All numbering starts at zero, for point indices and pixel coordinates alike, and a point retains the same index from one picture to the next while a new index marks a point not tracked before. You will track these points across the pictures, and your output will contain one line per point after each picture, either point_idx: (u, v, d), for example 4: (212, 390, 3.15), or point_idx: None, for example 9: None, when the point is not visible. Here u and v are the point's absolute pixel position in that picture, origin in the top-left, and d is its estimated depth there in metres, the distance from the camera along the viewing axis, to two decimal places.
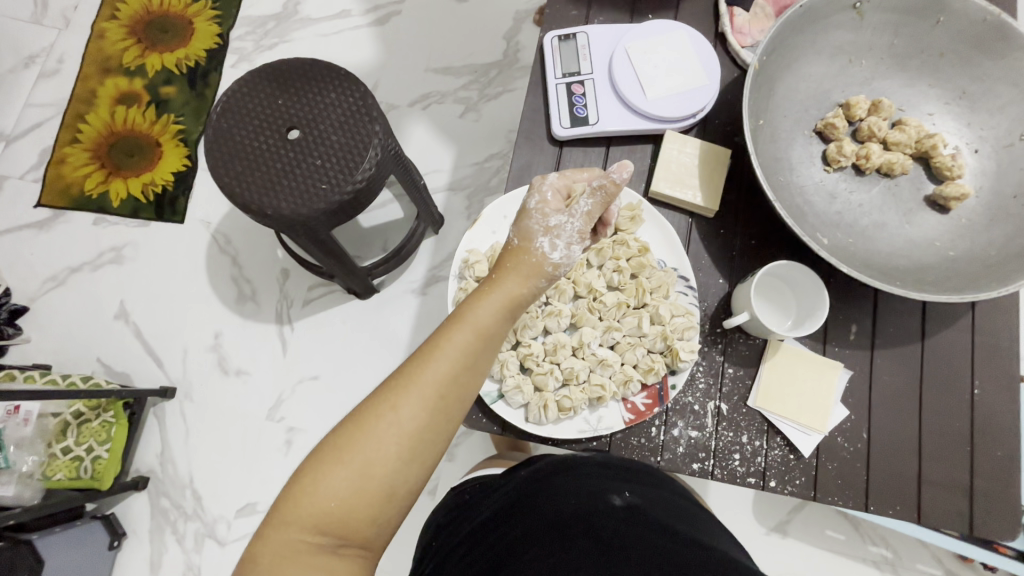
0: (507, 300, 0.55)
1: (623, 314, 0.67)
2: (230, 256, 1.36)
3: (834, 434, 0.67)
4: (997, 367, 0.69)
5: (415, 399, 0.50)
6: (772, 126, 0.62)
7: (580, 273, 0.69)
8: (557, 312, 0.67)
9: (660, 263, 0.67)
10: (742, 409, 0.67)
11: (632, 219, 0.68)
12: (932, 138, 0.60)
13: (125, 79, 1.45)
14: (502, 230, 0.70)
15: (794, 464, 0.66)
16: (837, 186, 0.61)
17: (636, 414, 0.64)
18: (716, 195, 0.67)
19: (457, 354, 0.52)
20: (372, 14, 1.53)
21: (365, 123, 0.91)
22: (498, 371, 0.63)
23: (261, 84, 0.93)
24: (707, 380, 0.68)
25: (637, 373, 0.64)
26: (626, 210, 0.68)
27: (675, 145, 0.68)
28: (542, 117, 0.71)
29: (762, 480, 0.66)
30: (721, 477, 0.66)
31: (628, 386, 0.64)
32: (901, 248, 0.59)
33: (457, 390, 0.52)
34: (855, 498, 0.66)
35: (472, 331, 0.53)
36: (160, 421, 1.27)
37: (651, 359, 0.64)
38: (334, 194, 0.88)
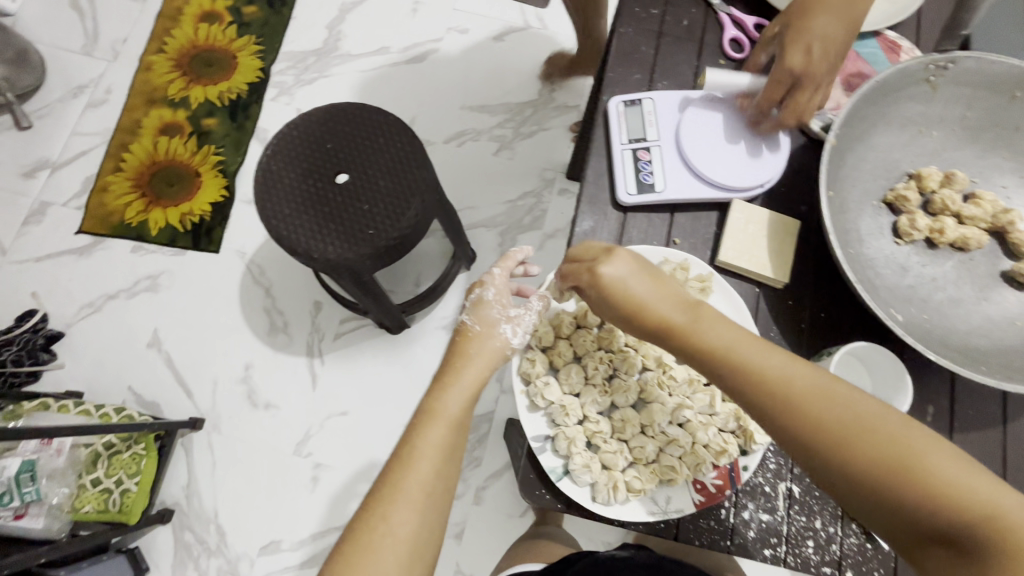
0: (469, 388, 0.63)
1: (692, 390, 0.65)
2: (263, 288, 1.37)
3: None
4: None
5: (404, 504, 0.56)
6: (841, 195, 0.60)
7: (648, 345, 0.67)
8: (624, 387, 0.65)
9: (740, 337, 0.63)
10: (814, 491, 0.64)
11: (703, 289, 0.64)
12: (1009, 213, 0.58)
13: (169, 111, 1.49)
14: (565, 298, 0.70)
15: (871, 555, 0.62)
16: (909, 259, 0.59)
17: (707, 496, 0.59)
18: (785, 267, 0.66)
19: (433, 450, 0.59)
20: (410, 51, 1.56)
21: (413, 170, 0.92)
22: (562, 447, 0.61)
23: (310, 127, 0.94)
24: (778, 460, 0.64)
25: (711, 455, 0.60)
26: (696, 280, 0.64)
27: (743, 214, 0.67)
28: (600, 175, 0.71)
29: (838, 570, 0.62)
30: (794, 565, 0.62)
31: (701, 469, 0.60)
32: (981, 328, 0.56)
33: (440, 483, 0.58)
34: None
35: (443, 425, 0.60)
36: (187, 453, 1.26)
37: (723, 439, 0.61)
38: (381, 240, 0.89)
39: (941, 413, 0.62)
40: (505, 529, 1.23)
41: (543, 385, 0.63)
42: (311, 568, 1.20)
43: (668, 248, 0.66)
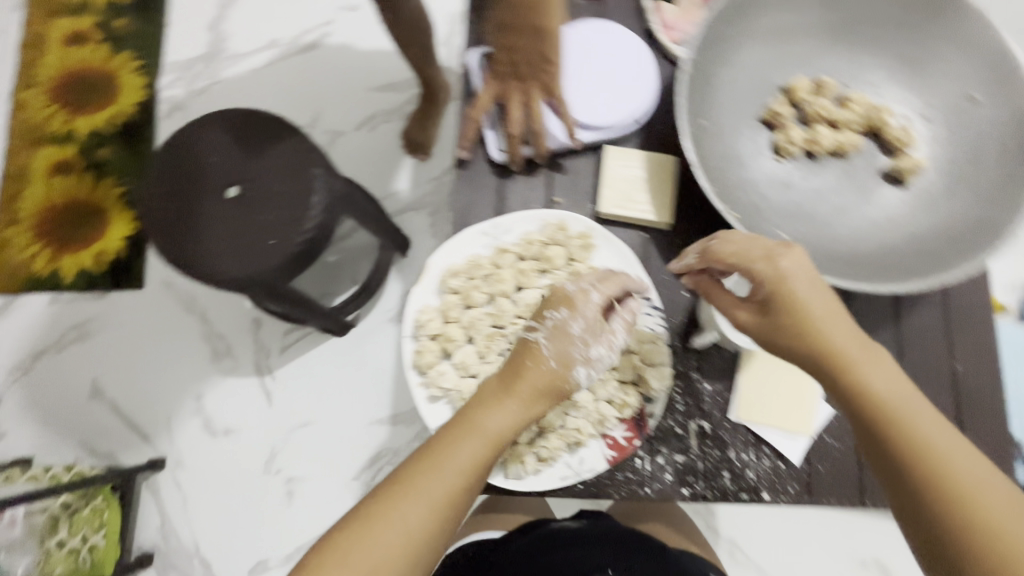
0: (522, 411, 0.63)
1: None
2: (198, 315, 1.33)
3: (823, 436, 0.75)
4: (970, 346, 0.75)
5: (427, 501, 0.57)
6: (721, 123, 0.69)
7: None
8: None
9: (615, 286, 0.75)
10: (726, 427, 0.75)
11: (582, 246, 0.77)
12: (876, 115, 0.68)
13: (57, 149, 1.39)
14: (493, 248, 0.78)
15: (785, 473, 0.74)
16: (783, 181, 0.64)
17: (617, 450, 0.72)
18: (667, 208, 0.76)
19: (470, 461, 0.60)
20: (302, 40, 1.47)
21: (305, 169, 0.87)
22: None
23: (189, 143, 0.88)
24: (685, 402, 0.76)
25: (613, 409, 0.73)
26: (577, 238, 0.77)
27: (619, 163, 0.77)
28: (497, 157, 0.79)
29: (756, 493, 0.74)
30: (716, 498, 0.74)
31: (604, 423, 0.72)
32: (859, 227, 0.67)
33: (467, 491, 0.59)
34: (850, 498, 0.73)
35: (484, 441, 0.61)
36: (155, 494, 1.24)
37: (622, 394, 0.73)
38: (285, 248, 0.84)
39: None
40: None
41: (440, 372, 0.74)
42: None
43: (547, 215, 0.78)
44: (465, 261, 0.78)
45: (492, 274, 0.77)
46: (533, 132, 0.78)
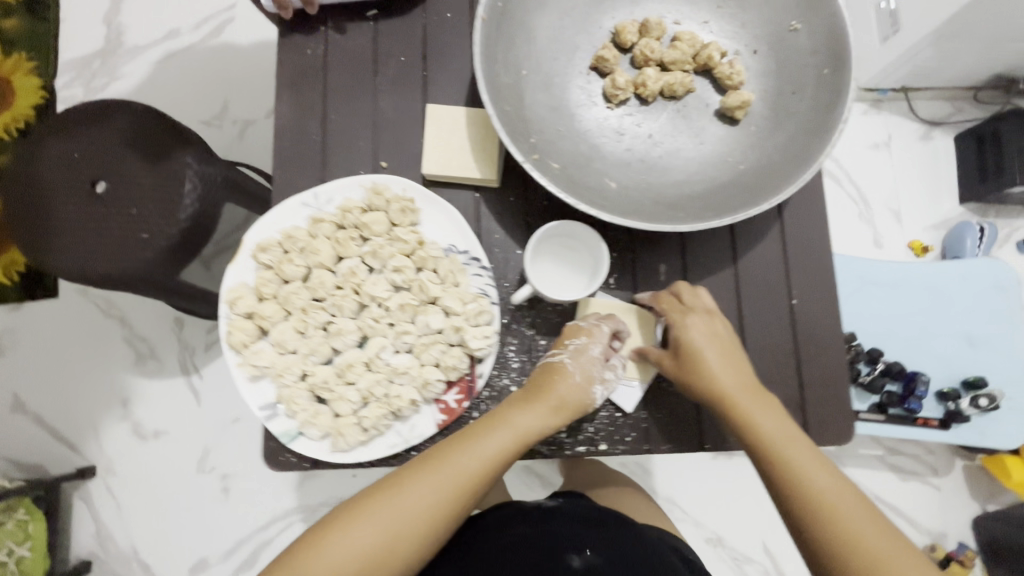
0: (548, 410, 0.56)
1: (411, 314, 0.55)
2: (117, 319, 1.29)
3: (662, 379, 0.64)
4: (812, 266, 0.66)
5: (441, 480, 0.52)
6: (543, 72, 0.56)
7: (358, 279, 0.55)
8: (340, 330, 0.55)
9: (447, 250, 0.56)
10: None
11: (405, 211, 0.56)
12: (706, 49, 0.56)
13: None
14: (310, 204, 0.57)
15: (622, 422, 0.64)
16: (623, 122, 0.57)
17: (448, 413, 0.55)
18: (494, 159, 0.58)
19: (489, 450, 0.54)
20: (203, 28, 1.42)
21: (175, 158, 0.85)
22: (283, 409, 0.53)
23: (51, 140, 0.85)
24: (521, 358, 0.60)
25: (440, 372, 0.54)
26: (395, 203, 0.56)
27: (444, 119, 0.59)
28: (299, 116, 0.60)
29: (593, 446, 0.63)
30: (547, 454, 0.63)
31: (430, 389, 0.54)
32: (715, 142, 0.56)
33: (484, 488, 0.54)
34: (688, 441, 0.64)
35: (508, 432, 0.54)
36: (88, 503, 1.23)
37: (449, 355, 0.54)
38: (161, 241, 0.82)
39: (671, 268, 0.65)
40: None
41: (252, 353, 0.55)
42: (245, 572, 1.21)
43: (368, 177, 0.57)
44: (276, 231, 0.57)
45: (305, 243, 0.56)
46: None
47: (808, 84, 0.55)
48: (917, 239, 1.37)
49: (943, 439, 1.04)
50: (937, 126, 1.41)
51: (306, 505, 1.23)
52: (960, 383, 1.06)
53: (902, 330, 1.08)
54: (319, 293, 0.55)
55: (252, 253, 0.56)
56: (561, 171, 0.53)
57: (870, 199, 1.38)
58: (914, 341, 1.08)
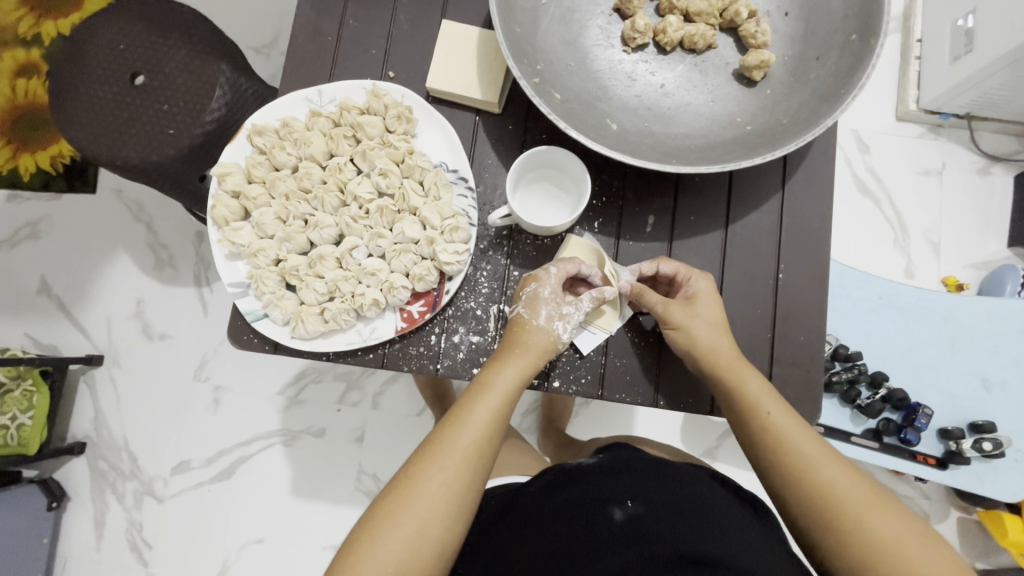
0: (524, 370, 0.55)
1: (390, 220, 0.56)
2: (144, 223, 1.35)
3: (625, 330, 0.64)
4: (807, 245, 0.63)
5: (454, 457, 0.51)
6: (565, 5, 0.55)
7: (344, 178, 0.56)
8: (319, 223, 0.56)
9: (436, 164, 0.57)
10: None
11: (401, 120, 0.56)
12: (735, 4, 0.54)
13: (23, 51, 1.40)
14: (314, 99, 0.58)
15: (579, 363, 0.64)
16: (638, 67, 0.56)
17: (409, 322, 0.56)
18: (496, 85, 0.57)
19: (486, 416, 0.53)
20: None
21: (211, 61, 0.87)
22: (253, 288, 0.55)
23: (100, 28, 0.88)
24: (491, 285, 0.61)
25: (407, 280, 0.55)
26: (393, 109, 0.56)
27: (456, 39, 0.58)
28: (319, 19, 0.61)
29: (545, 380, 0.63)
30: None
31: (394, 294, 0.55)
32: (726, 101, 0.54)
33: (489, 454, 0.52)
34: (642, 395, 0.63)
35: (499, 395, 0.54)
36: (91, 389, 1.30)
37: (420, 266, 0.55)
38: (184, 139, 0.85)
39: (659, 221, 0.63)
40: (404, 428, 1.27)
41: (234, 231, 0.56)
42: (222, 481, 1.26)
43: (372, 81, 0.58)
44: (275, 119, 0.58)
45: (301, 135, 0.57)
46: None
47: (835, 49, 0.53)
48: (953, 275, 1.29)
49: (937, 480, 0.99)
50: (997, 161, 1.32)
51: (288, 429, 1.27)
52: (964, 423, 1.01)
53: (913, 360, 1.03)
54: (306, 185, 0.56)
55: (249, 134, 0.57)
56: (559, 102, 0.53)
57: (909, 226, 1.31)
58: (923, 373, 1.03)
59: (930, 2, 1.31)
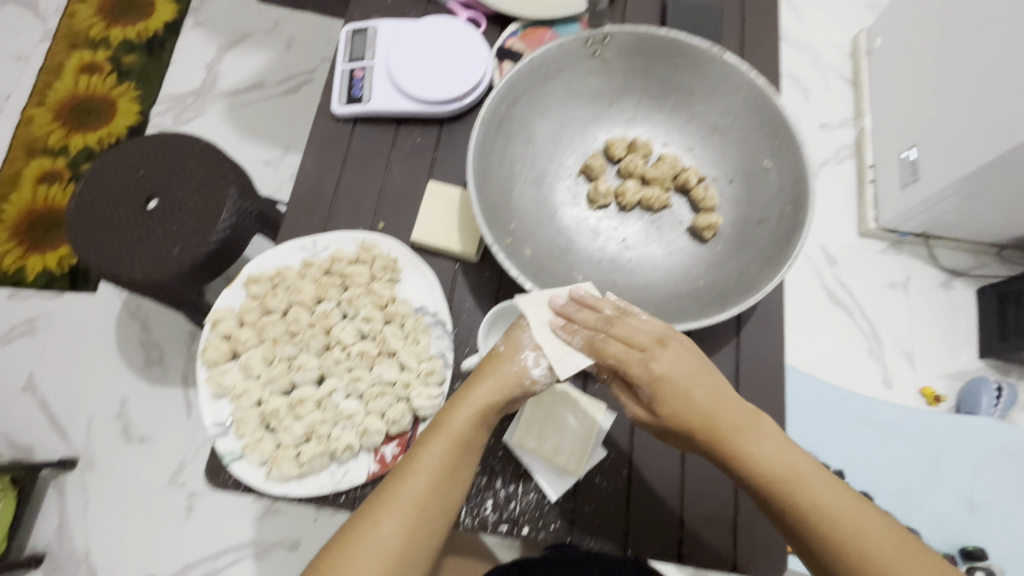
0: (480, 404, 0.54)
1: (370, 363, 0.60)
2: (140, 322, 1.38)
3: (592, 475, 0.65)
4: (764, 389, 0.67)
5: (395, 515, 0.52)
6: (535, 169, 0.63)
7: (331, 322, 0.61)
8: (302, 365, 0.59)
9: (416, 308, 0.61)
10: (499, 452, 0.65)
11: (386, 270, 0.62)
12: (685, 172, 0.62)
13: (49, 159, 1.52)
14: (307, 247, 0.64)
15: (548, 509, 0.64)
16: (601, 223, 0.63)
17: (382, 466, 0.57)
18: (475, 237, 0.64)
19: (432, 467, 0.53)
20: (284, 84, 1.61)
21: (221, 187, 0.95)
22: (234, 430, 0.57)
23: (124, 156, 0.97)
24: None
25: (381, 423, 0.57)
26: (380, 261, 0.62)
27: (439, 197, 0.65)
28: (319, 174, 0.67)
29: (514, 527, 0.63)
30: (469, 527, 0.63)
31: (369, 437, 0.57)
32: (677, 259, 0.61)
33: (439, 500, 0.53)
34: (611, 541, 0.63)
35: (446, 441, 0.53)
36: (60, 493, 1.26)
37: (395, 409, 0.57)
38: (188, 258, 0.91)
39: None
40: None
41: (221, 372, 0.60)
42: None
43: (361, 233, 0.63)
44: (271, 267, 0.63)
45: (293, 282, 0.62)
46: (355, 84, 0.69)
47: (774, 216, 0.58)
48: (929, 385, 1.32)
49: None
50: (958, 276, 1.40)
51: (261, 540, 1.22)
52: (955, 548, 0.98)
53: (896, 479, 1.03)
54: (294, 329, 0.61)
55: (245, 282, 0.62)
56: (529, 255, 0.59)
57: (882, 335, 1.36)
58: (908, 493, 1.02)
59: (880, 135, 1.46)
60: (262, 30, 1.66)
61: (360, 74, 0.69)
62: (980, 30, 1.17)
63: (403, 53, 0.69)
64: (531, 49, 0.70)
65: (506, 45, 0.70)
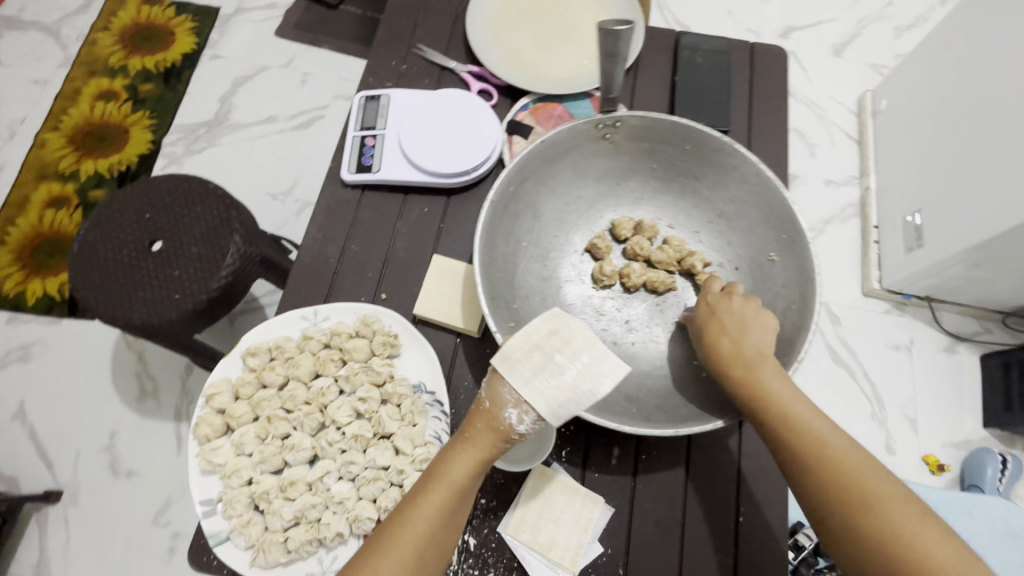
0: (477, 459, 0.55)
1: (364, 445, 0.59)
2: (135, 353, 1.37)
3: (588, 573, 0.62)
4: (767, 490, 0.66)
5: (395, 559, 0.51)
6: (542, 247, 0.64)
7: (327, 399, 0.61)
8: (295, 445, 0.59)
9: (414, 388, 0.60)
10: (491, 543, 0.63)
11: (386, 345, 0.61)
12: (690, 258, 0.63)
13: (58, 184, 1.54)
14: (308, 318, 0.63)
15: None
16: (606, 303, 0.64)
17: None
18: (476, 316, 0.63)
19: (430, 516, 0.53)
20: (296, 119, 1.64)
21: (225, 233, 0.95)
22: (222, 511, 0.57)
23: (131, 197, 0.97)
24: None
25: (372, 510, 0.57)
26: (380, 337, 0.61)
27: (443, 272, 0.65)
28: (324, 241, 0.67)
29: None
30: None
31: (358, 525, 0.56)
32: (677, 349, 0.62)
33: (436, 546, 0.53)
34: None
35: (444, 493, 0.53)
36: (41, 528, 1.23)
37: (386, 497, 0.57)
38: (188, 303, 0.90)
39: (623, 454, 0.67)
40: None
41: (212, 449, 0.60)
42: None
43: (363, 307, 0.63)
44: (270, 339, 0.63)
45: (292, 355, 0.62)
46: (365, 152, 0.70)
47: (779, 310, 0.59)
48: (932, 453, 1.30)
49: None
50: (962, 341, 1.39)
51: None
52: None
53: None
54: (289, 405, 0.61)
55: (244, 354, 0.62)
56: None
57: (885, 399, 1.35)
58: None
59: (884, 195, 1.47)
60: (278, 64, 1.69)
61: (371, 143, 0.70)
62: (982, 103, 1.19)
63: (414, 124, 0.70)
64: (541, 125, 0.71)
65: (517, 119, 0.71)
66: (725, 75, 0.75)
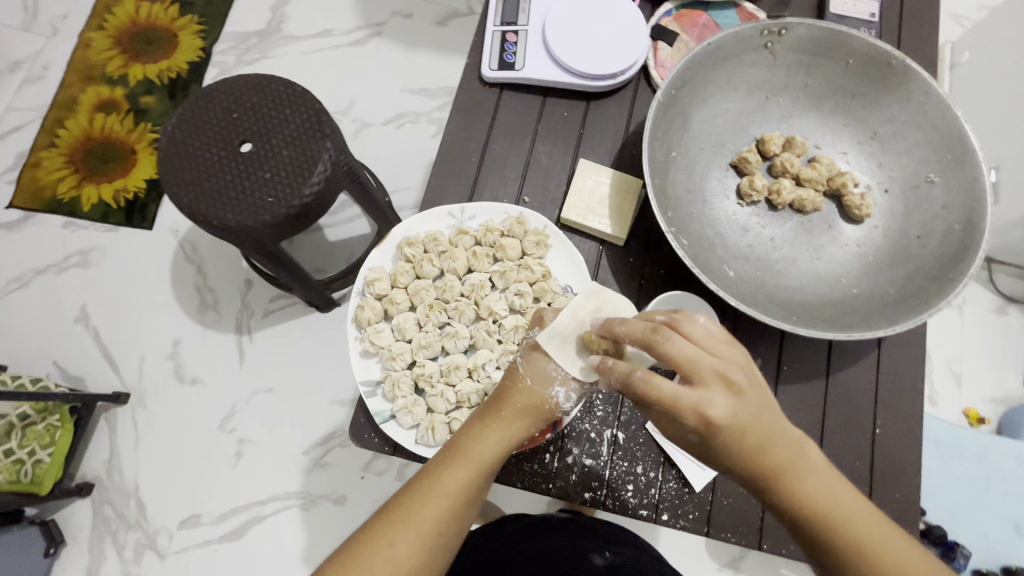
0: (508, 435, 0.59)
1: (520, 336, 0.69)
2: (195, 265, 1.36)
3: None
4: (902, 405, 0.71)
5: (412, 534, 0.54)
6: (688, 157, 0.70)
7: (482, 295, 0.71)
8: (456, 332, 0.70)
9: (564, 289, 0.70)
10: (639, 438, 0.71)
11: (538, 244, 0.70)
12: (841, 177, 0.69)
13: (106, 88, 1.48)
14: (457, 216, 0.73)
15: (687, 498, 0.70)
16: (750, 220, 0.71)
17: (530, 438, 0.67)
18: (625, 224, 0.70)
19: (454, 489, 0.56)
20: (353, 35, 1.56)
21: (317, 139, 0.92)
22: (390, 391, 0.66)
23: (220, 94, 0.94)
24: (605, 409, 0.72)
25: None
26: (533, 235, 0.70)
27: (590, 175, 0.72)
28: (467, 138, 0.75)
29: (655, 512, 0.69)
30: (612, 508, 0.69)
31: None
32: (818, 271, 0.68)
33: (453, 524, 0.56)
34: (747, 536, 0.68)
35: (472, 467, 0.57)
36: (112, 426, 1.27)
37: None
38: (281, 208, 0.89)
39: (767, 364, 0.72)
40: None
41: (376, 331, 0.69)
42: (229, 542, 1.21)
43: (516, 209, 0.71)
44: (424, 232, 0.72)
45: (446, 250, 0.72)
46: (507, 49, 0.76)
47: (937, 233, 0.66)
48: (973, 407, 1.34)
49: None
50: (1014, 303, 1.41)
51: (308, 492, 1.23)
52: (999, 566, 1.07)
53: (947, 497, 1.09)
54: (447, 297, 0.71)
55: (403, 245, 0.72)
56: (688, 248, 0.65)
57: (933, 354, 1.38)
58: (956, 510, 1.09)
59: None
60: None
61: (512, 39, 0.77)
62: None
63: (556, 23, 0.75)
64: (686, 31, 0.77)
65: (662, 24, 0.77)
66: (860, 1, 0.78)
